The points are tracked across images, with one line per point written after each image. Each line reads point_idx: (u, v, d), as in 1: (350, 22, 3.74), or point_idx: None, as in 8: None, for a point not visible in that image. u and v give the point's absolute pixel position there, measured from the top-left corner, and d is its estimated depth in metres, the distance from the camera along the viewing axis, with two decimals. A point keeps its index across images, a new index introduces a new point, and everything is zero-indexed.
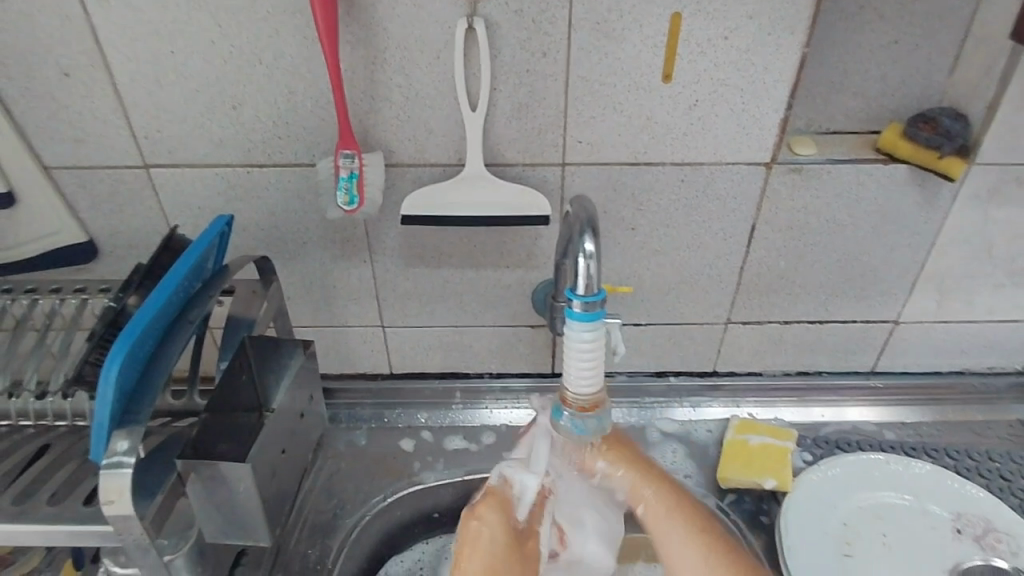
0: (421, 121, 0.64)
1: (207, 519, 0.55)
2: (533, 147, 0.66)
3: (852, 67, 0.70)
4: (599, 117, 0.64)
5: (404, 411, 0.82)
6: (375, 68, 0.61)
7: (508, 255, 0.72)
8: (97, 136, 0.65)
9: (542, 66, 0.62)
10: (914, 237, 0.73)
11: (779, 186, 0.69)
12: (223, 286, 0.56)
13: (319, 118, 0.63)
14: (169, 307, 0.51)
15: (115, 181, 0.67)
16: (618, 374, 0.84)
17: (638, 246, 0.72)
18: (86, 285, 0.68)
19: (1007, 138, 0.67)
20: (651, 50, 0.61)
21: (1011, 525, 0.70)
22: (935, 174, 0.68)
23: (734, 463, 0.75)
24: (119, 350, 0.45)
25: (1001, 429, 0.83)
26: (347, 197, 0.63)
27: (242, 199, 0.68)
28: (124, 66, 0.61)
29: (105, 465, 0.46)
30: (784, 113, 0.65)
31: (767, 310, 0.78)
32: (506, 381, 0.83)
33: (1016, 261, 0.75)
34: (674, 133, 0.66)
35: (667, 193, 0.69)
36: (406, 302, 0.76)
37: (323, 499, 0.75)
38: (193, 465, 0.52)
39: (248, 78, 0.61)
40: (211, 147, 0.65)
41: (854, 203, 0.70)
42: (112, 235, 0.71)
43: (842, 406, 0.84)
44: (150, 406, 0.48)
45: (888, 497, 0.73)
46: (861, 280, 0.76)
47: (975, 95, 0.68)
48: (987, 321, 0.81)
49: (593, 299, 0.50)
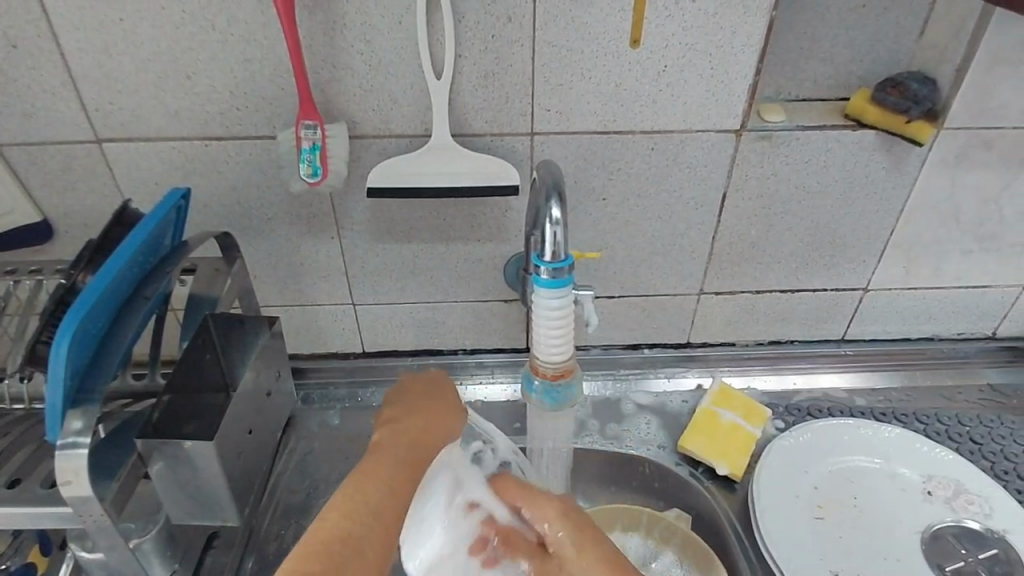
0: (384, 90, 0.62)
1: (174, 501, 0.54)
2: (500, 116, 0.65)
3: (820, 31, 0.70)
4: (567, 84, 0.63)
5: (377, 390, 0.81)
6: (335, 34, 0.59)
7: (478, 228, 0.71)
8: (45, 109, 0.62)
9: (507, 31, 0.60)
10: (883, 203, 0.73)
11: (749, 153, 0.69)
12: (181, 261, 0.54)
13: (278, 88, 0.61)
14: (122, 284, 0.49)
15: (66, 157, 0.65)
16: (591, 348, 0.84)
17: (609, 216, 0.72)
18: (41, 266, 0.66)
19: (974, 102, 0.67)
20: (618, 14, 0.60)
21: (983, 488, 0.71)
22: (903, 139, 0.68)
23: (701, 437, 0.74)
24: (68, 327, 0.43)
25: (969, 394, 0.85)
26: (311, 169, 0.62)
27: (202, 174, 0.66)
28: (70, 34, 0.58)
29: (60, 446, 0.44)
30: (753, 78, 0.64)
31: (739, 280, 0.78)
32: (480, 357, 0.82)
33: (983, 226, 0.76)
34: (643, 100, 0.65)
35: (637, 162, 0.68)
36: (377, 278, 0.75)
37: (296, 480, 0.74)
38: (156, 444, 0.50)
39: (201, 46, 0.59)
40: (167, 120, 0.63)
41: (824, 170, 0.70)
42: (67, 213, 0.68)
43: (814, 374, 0.85)
44: (105, 385, 0.46)
45: (859, 461, 0.74)
46: (832, 248, 0.77)
47: (943, 59, 0.68)
48: (954, 287, 0.82)
49: (561, 265, 0.49)
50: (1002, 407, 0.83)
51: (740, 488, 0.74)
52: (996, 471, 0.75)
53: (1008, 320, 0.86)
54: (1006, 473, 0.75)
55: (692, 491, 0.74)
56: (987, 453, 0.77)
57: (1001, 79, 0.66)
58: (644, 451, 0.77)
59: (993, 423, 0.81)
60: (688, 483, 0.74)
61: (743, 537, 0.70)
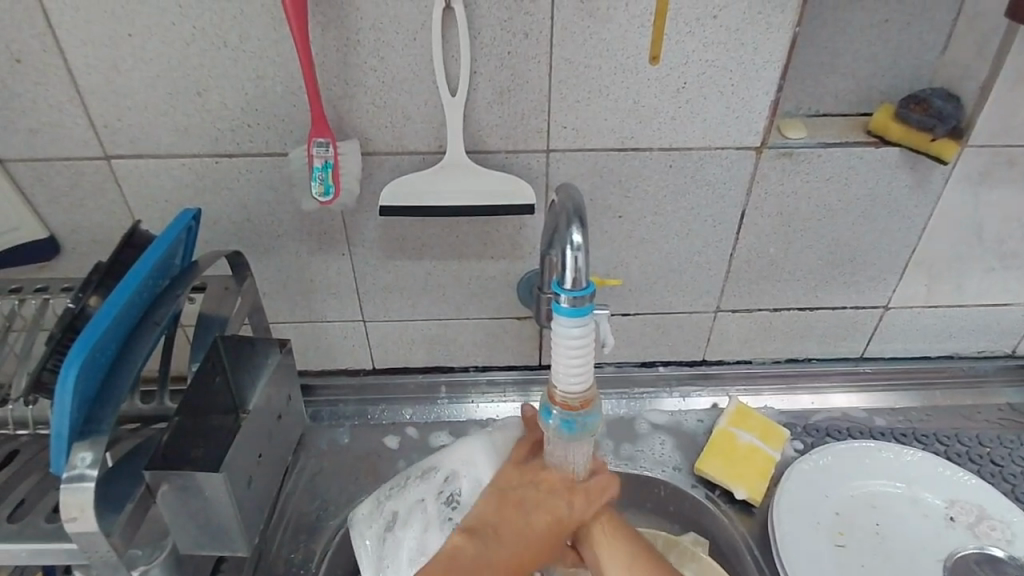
0: (397, 107, 0.61)
1: (182, 531, 0.53)
2: (516, 133, 0.63)
3: (842, 46, 0.69)
4: (584, 101, 0.62)
5: (388, 408, 0.80)
6: (349, 51, 0.58)
7: (491, 246, 0.70)
8: (53, 126, 0.61)
9: (523, 47, 0.59)
10: (905, 221, 0.72)
11: (769, 170, 0.67)
12: (191, 284, 0.53)
13: (290, 105, 0.60)
14: (131, 309, 0.48)
15: (74, 173, 0.63)
16: (605, 365, 0.83)
17: (625, 234, 0.70)
18: (47, 284, 0.65)
19: (1000, 120, 0.66)
20: (638, 30, 0.58)
21: (1006, 513, 0.69)
22: (927, 156, 0.67)
23: (717, 460, 0.73)
24: (76, 357, 0.42)
25: (989, 413, 0.83)
26: (322, 187, 0.60)
27: (211, 191, 0.65)
28: (79, 50, 0.57)
29: (66, 479, 0.43)
30: (775, 95, 0.62)
31: (756, 298, 0.77)
32: (492, 374, 0.81)
33: (1006, 244, 0.75)
34: (662, 117, 0.63)
35: (655, 179, 0.67)
36: (387, 295, 0.73)
37: (305, 500, 0.72)
38: (164, 474, 0.49)
39: (212, 62, 0.58)
40: (176, 137, 0.62)
41: (845, 187, 0.69)
42: (73, 230, 0.67)
43: (831, 393, 0.84)
44: (113, 415, 0.45)
45: (879, 485, 0.73)
46: (851, 266, 0.75)
47: (968, 75, 0.67)
48: (976, 305, 0.80)
49: (582, 293, 0.48)
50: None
51: (759, 512, 0.72)
52: (1018, 494, 0.74)
53: None
54: None
55: (709, 515, 0.72)
56: (1009, 476, 0.75)
57: None
58: (659, 473, 0.75)
59: (1015, 444, 0.79)
60: (705, 507, 0.72)
61: (761, 565, 0.68)
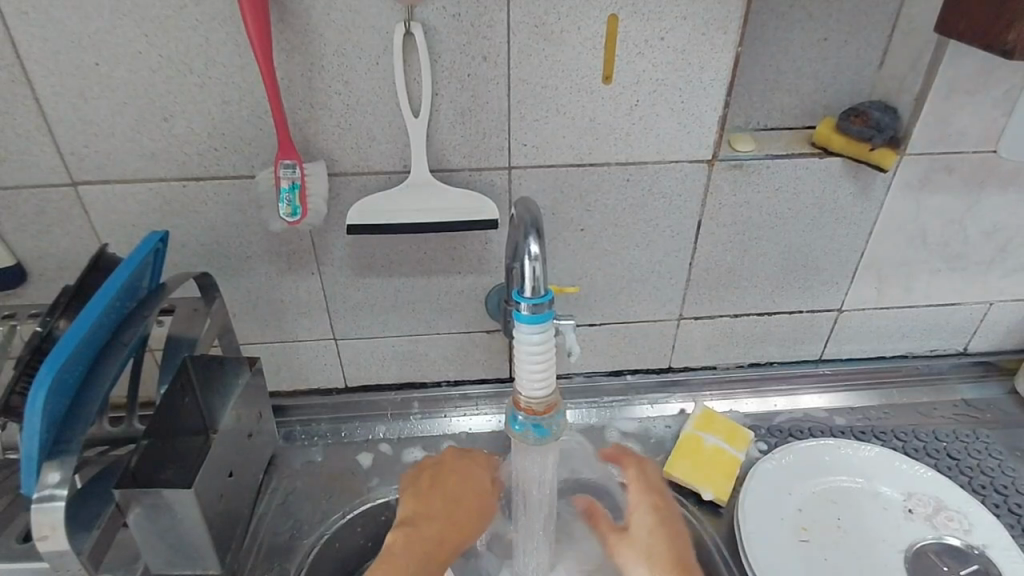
0: (363, 128, 0.63)
1: (153, 552, 0.53)
2: (478, 151, 0.66)
3: (785, 64, 0.73)
4: (543, 119, 0.65)
5: (362, 425, 0.81)
6: (313, 76, 0.60)
7: (459, 261, 0.72)
8: (19, 153, 0.61)
9: (482, 69, 0.61)
10: (853, 226, 0.76)
11: (721, 181, 0.70)
12: (159, 304, 0.53)
13: (257, 128, 0.62)
14: (100, 330, 0.48)
15: (41, 200, 0.64)
16: (575, 376, 0.85)
17: (588, 246, 0.73)
18: (14, 310, 0.65)
19: (933, 128, 0.70)
20: (590, 52, 0.62)
21: (962, 504, 0.72)
22: (868, 165, 0.71)
23: (684, 462, 0.75)
24: (44, 379, 0.43)
25: (944, 409, 0.86)
26: (289, 208, 0.62)
27: (179, 213, 0.66)
28: (46, 80, 0.58)
29: (37, 499, 0.44)
30: (723, 110, 0.66)
31: (717, 305, 0.80)
32: (464, 388, 0.82)
33: (949, 246, 0.79)
34: (617, 134, 0.66)
35: (613, 192, 0.70)
36: (357, 313, 0.74)
37: (279, 521, 0.72)
38: (135, 493, 0.49)
39: (180, 89, 0.59)
40: (143, 161, 0.63)
41: (795, 196, 0.72)
42: (40, 256, 0.67)
43: (796, 394, 0.87)
44: (83, 436, 0.45)
45: (841, 481, 0.75)
46: (804, 271, 0.78)
47: (902, 88, 0.71)
48: (925, 306, 0.84)
49: (541, 301, 0.50)
50: (976, 421, 0.85)
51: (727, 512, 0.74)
52: (973, 486, 0.77)
53: (978, 336, 0.88)
54: (983, 487, 0.76)
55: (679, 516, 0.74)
56: (965, 468, 0.78)
57: (960, 107, 0.69)
58: None
59: (969, 437, 0.82)
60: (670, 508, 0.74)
61: (729, 559, 0.70)
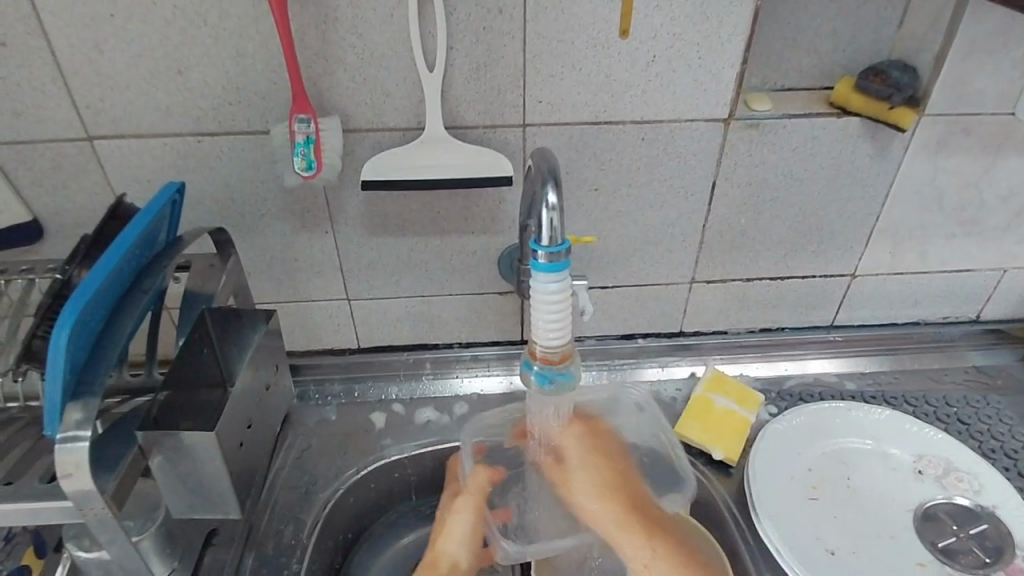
0: (376, 83, 0.63)
1: (174, 496, 0.54)
2: (492, 108, 0.65)
3: (804, 22, 0.72)
4: (559, 75, 0.64)
5: (373, 385, 0.81)
6: (327, 28, 0.60)
7: (473, 221, 0.72)
8: (35, 107, 0.61)
9: (498, 23, 0.61)
10: (869, 189, 0.75)
11: (737, 141, 0.70)
12: (176, 256, 0.54)
13: (271, 82, 0.61)
14: (119, 277, 0.49)
15: (57, 155, 0.64)
16: (586, 339, 0.85)
17: (602, 206, 0.73)
18: (32, 265, 0.65)
19: (953, 88, 0.69)
20: (607, 5, 0.61)
21: (973, 465, 0.72)
22: (887, 125, 0.70)
23: (695, 423, 0.76)
24: (67, 320, 0.43)
25: (955, 375, 0.86)
26: (304, 162, 0.62)
27: (194, 170, 0.66)
28: (61, 31, 0.58)
29: (61, 439, 0.44)
30: (740, 67, 0.65)
31: (730, 268, 0.80)
32: (475, 350, 0.83)
33: (965, 211, 0.78)
34: (633, 91, 0.66)
35: (629, 151, 0.69)
36: (371, 273, 0.75)
37: (294, 476, 0.73)
38: (158, 436, 0.50)
39: (194, 41, 0.59)
40: (158, 116, 0.63)
41: (811, 156, 0.72)
42: (57, 213, 0.68)
43: (804, 359, 0.86)
44: (105, 379, 0.46)
45: (850, 443, 0.76)
46: (819, 235, 0.78)
47: (922, 47, 0.70)
48: (939, 271, 0.84)
49: (558, 250, 0.50)
50: (987, 387, 0.85)
51: (737, 471, 0.75)
52: (983, 450, 0.77)
53: (991, 303, 0.88)
54: (993, 451, 0.77)
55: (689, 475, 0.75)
56: (975, 433, 0.79)
57: (981, 66, 0.68)
58: None
59: (979, 403, 0.82)
60: None
61: (738, 517, 0.71)
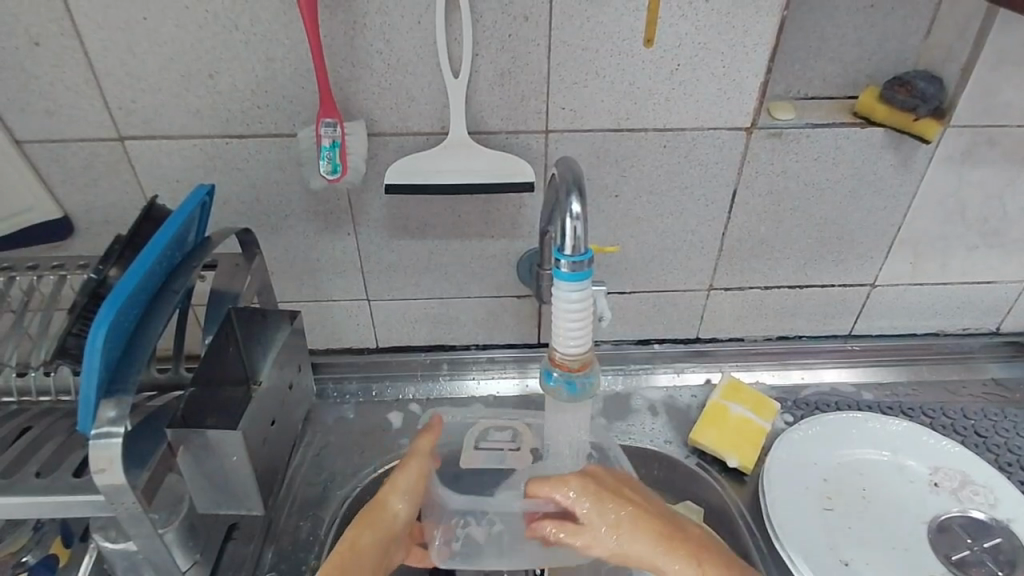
0: (402, 88, 0.63)
1: (199, 492, 0.56)
2: (515, 113, 0.66)
3: (830, 31, 0.71)
4: (583, 83, 0.64)
5: (391, 385, 0.82)
6: (355, 34, 0.60)
7: (492, 225, 0.72)
8: (70, 107, 0.63)
9: (523, 30, 0.61)
10: (891, 200, 0.75)
11: (759, 150, 0.70)
12: (206, 257, 0.55)
13: (299, 86, 0.62)
14: (151, 278, 0.50)
15: (89, 154, 0.66)
16: (601, 344, 0.85)
17: (622, 212, 0.73)
18: (63, 261, 0.67)
19: (980, 100, 0.68)
20: (633, 14, 0.61)
21: (989, 479, 0.72)
22: (911, 136, 0.70)
23: (711, 430, 0.76)
24: (103, 320, 0.44)
25: (974, 387, 0.86)
26: (330, 166, 0.62)
27: (221, 170, 0.67)
28: (96, 34, 0.59)
29: (95, 436, 0.46)
30: (764, 76, 0.65)
31: (748, 276, 0.80)
32: (492, 352, 0.83)
33: (988, 223, 0.78)
34: (656, 99, 0.66)
35: (650, 159, 0.70)
36: (391, 274, 0.76)
37: (313, 473, 0.75)
38: (186, 433, 0.52)
39: (225, 45, 0.60)
40: (188, 118, 0.64)
41: (833, 166, 0.72)
42: (87, 210, 0.69)
43: (820, 369, 0.86)
44: (137, 377, 0.47)
45: (866, 453, 0.76)
46: (838, 244, 0.78)
47: (948, 58, 0.70)
48: (960, 283, 0.83)
49: (580, 259, 0.51)
50: (1005, 400, 0.84)
51: (751, 479, 0.75)
52: (1000, 463, 0.76)
53: (1012, 316, 0.87)
54: (1010, 465, 0.76)
55: (703, 482, 0.75)
56: (992, 446, 0.78)
57: (1009, 78, 0.67)
58: (651, 445, 0.78)
59: (997, 416, 0.82)
60: (695, 474, 0.75)
61: (751, 525, 0.71)
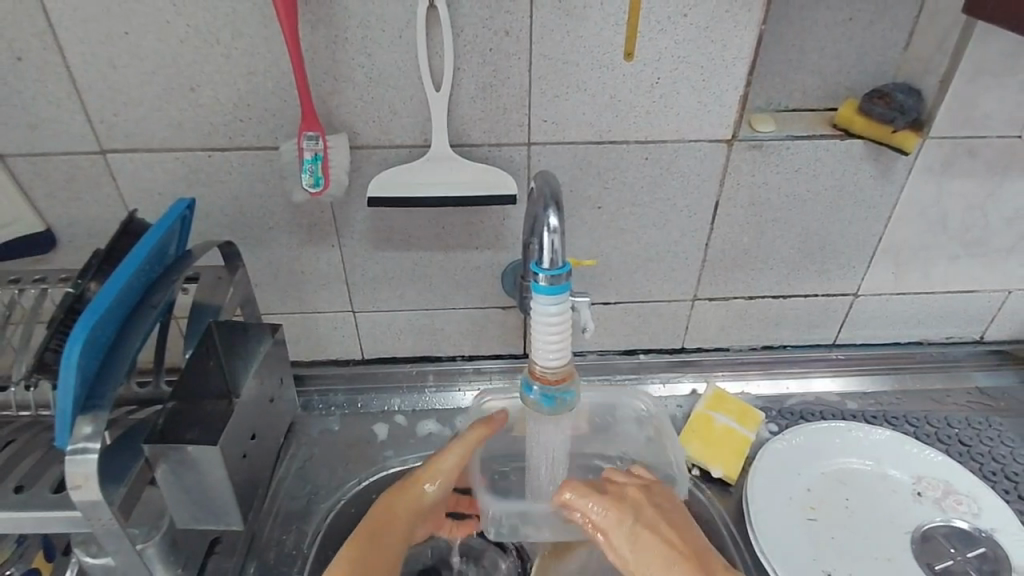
0: (384, 101, 0.64)
1: (179, 507, 0.56)
2: (498, 126, 0.66)
3: (809, 44, 0.72)
4: (564, 95, 0.65)
5: (377, 397, 0.82)
6: (337, 48, 0.61)
7: (476, 236, 0.73)
8: (51, 120, 0.63)
9: (504, 44, 0.62)
10: (871, 211, 0.75)
11: (740, 162, 0.70)
12: (186, 270, 0.55)
13: (281, 99, 0.63)
14: (129, 292, 0.50)
15: (71, 167, 0.66)
16: (587, 354, 0.86)
17: (605, 223, 0.73)
18: (45, 275, 0.67)
19: (957, 111, 0.69)
20: (613, 27, 0.62)
21: (971, 488, 0.72)
22: (890, 148, 0.70)
23: (696, 440, 0.76)
24: (79, 336, 0.44)
25: (958, 396, 0.86)
26: (312, 179, 0.63)
27: (204, 183, 0.67)
28: (77, 48, 0.59)
29: (71, 451, 0.46)
30: (744, 89, 0.66)
31: (732, 286, 0.80)
32: (478, 363, 0.83)
33: (969, 233, 0.78)
34: (637, 111, 0.66)
35: (632, 171, 0.70)
36: (376, 286, 0.76)
37: (297, 486, 0.74)
38: (164, 448, 0.52)
39: (206, 59, 0.60)
40: (170, 131, 0.64)
41: (814, 178, 0.72)
42: (69, 223, 0.69)
43: (808, 378, 0.87)
44: (114, 392, 0.47)
45: (849, 463, 0.76)
46: (821, 255, 0.78)
47: (927, 70, 0.70)
48: (943, 292, 0.84)
49: (558, 273, 0.51)
50: (990, 408, 0.85)
51: (736, 490, 0.75)
52: (983, 472, 0.77)
53: (995, 325, 0.88)
54: (994, 474, 0.77)
55: (688, 493, 0.75)
56: (976, 455, 0.79)
57: (986, 90, 0.68)
58: None
59: (981, 424, 0.82)
60: None
61: (735, 536, 0.71)
